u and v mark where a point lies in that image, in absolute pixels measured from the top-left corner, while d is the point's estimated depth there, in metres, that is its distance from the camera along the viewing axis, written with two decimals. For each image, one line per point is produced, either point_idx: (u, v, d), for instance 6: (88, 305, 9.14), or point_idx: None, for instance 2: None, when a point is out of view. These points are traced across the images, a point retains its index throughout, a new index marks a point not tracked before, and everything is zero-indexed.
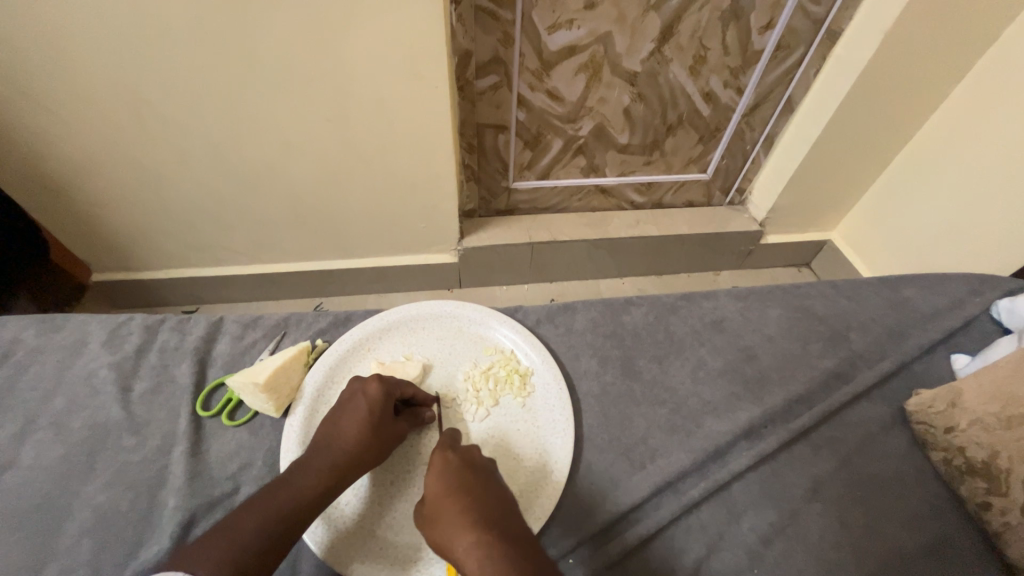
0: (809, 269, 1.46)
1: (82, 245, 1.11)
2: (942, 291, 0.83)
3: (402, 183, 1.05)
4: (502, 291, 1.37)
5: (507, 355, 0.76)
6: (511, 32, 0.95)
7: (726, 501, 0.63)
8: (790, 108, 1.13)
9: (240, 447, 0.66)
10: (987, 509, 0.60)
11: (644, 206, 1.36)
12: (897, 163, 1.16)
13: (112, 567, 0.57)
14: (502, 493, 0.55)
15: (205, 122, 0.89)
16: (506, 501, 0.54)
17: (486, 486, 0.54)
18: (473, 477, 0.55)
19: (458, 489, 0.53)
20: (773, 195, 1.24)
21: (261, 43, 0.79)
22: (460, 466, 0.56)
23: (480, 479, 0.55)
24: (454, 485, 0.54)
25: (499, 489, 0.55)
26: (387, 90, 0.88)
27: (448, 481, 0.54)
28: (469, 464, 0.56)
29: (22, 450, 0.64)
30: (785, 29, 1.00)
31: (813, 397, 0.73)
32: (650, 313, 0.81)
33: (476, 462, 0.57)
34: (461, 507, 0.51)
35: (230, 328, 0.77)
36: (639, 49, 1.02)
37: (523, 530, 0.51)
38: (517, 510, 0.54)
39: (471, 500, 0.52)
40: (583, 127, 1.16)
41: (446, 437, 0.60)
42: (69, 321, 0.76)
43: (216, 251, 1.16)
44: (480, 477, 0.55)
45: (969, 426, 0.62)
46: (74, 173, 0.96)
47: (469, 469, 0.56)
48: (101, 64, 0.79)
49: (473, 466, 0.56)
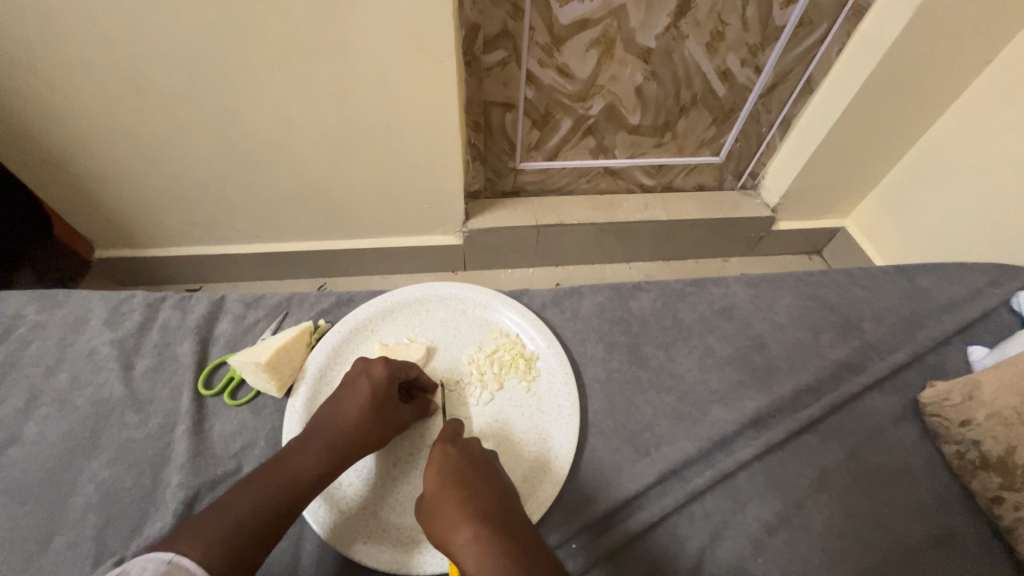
0: (820, 256, 1.43)
1: (84, 220, 1.10)
2: (960, 281, 0.81)
3: (406, 161, 1.02)
4: (507, 274, 1.35)
5: (512, 339, 0.75)
6: (521, 4, 0.91)
7: (732, 489, 0.63)
8: (809, 88, 1.09)
9: (242, 426, 0.66)
10: (999, 504, 0.59)
11: (654, 190, 1.33)
12: (916, 149, 1.12)
13: (116, 542, 0.57)
14: (503, 488, 0.54)
15: (205, 96, 0.87)
16: (506, 496, 0.53)
17: (489, 479, 0.54)
18: (474, 470, 0.54)
19: (458, 483, 0.52)
20: (787, 180, 1.21)
21: (262, 14, 0.76)
22: (461, 459, 0.55)
23: (482, 472, 0.54)
24: (456, 478, 0.53)
25: (499, 484, 0.54)
26: (392, 65, 0.85)
27: (448, 474, 0.53)
28: (470, 458, 0.55)
29: (26, 425, 0.64)
30: (808, 4, 0.95)
31: (822, 388, 0.72)
32: (658, 299, 0.79)
33: (478, 455, 0.56)
34: (462, 499, 0.51)
35: (232, 307, 0.76)
36: (653, 24, 0.98)
37: (524, 523, 0.51)
38: (517, 506, 0.53)
39: (470, 493, 0.51)
40: (594, 106, 1.12)
41: (451, 428, 0.59)
42: (70, 297, 0.75)
43: (218, 229, 1.15)
44: (480, 470, 0.54)
45: (986, 420, 0.61)
46: (73, 147, 0.94)
47: (470, 462, 0.55)
48: (95, 36, 0.76)
49: (474, 461, 0.55)
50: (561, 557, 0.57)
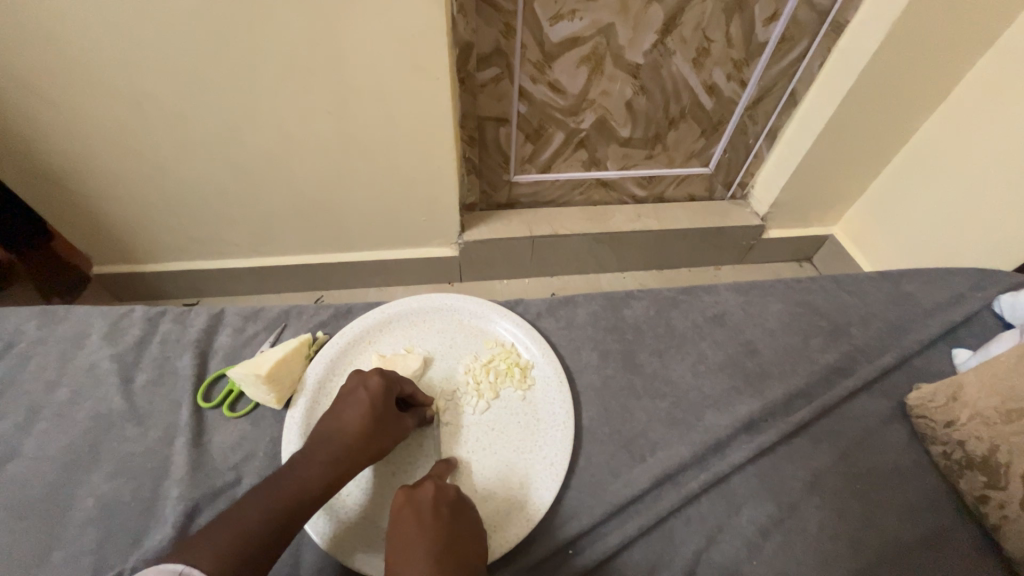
0: (811, 263, 1.45)
1: (82, 237, 1.11)
2: (943, 286, 0.83)
3: (403, 175, 1.04)
4: (503, 284, 1.37)
5: (508, 349, 0.76)
6: (513, 23, 0.94)
7: (726, 493, 0.64)
8: (793, 100, 1.12)
9: (241, 438, 0.67)
10: (985, 503, 0.60)
11: (646, 200, 1.36)
12: (900, 157, 1.15)
13: (116, 556, 0.57)
14: (466, 542, 0.53)
15: (205, 114, 0.89)
16: (467, 549, 0.53)
17: (444, 529, 0.53)
18: (420, 524, 0.53)
19: (405, 546, 0.51)
20: (776, 189, 1.23)
21: (260, 35, 0.78)
22: (418, 511, 0.54)
23: (433, 524, 0.53)
24: (409, 536, 0.52)
25: (464, 537, 0.53)
26: (387, 81, 0.87)
27: (395, 537, 0.53)
28: (417, 510, 0.54)
29: (25, 440, 0.65)
30: (790, 21, 0.99)
31: (813, 392, 0.73)
32: (651, 306, 0.81)
33: (429, 504, 0.55)
34: (409, 564, 0.50)
35: (231, 320, 0.77)
36: (641, 42, 1.01)
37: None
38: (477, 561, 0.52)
39: (413, 557, 0.50)
40: (585, 120, 1.15)
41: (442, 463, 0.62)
42: (70, 313, 0.76)
43: (217, 243, 1.16)
44: (439, 521, 0.53)
45: (969, 421, 0.62)
46: (73, 165, 0.95)
47: (416, 516, 0.53)
48: (94, 55, 0.78)
49: (422, 511, 0.54)
50: None
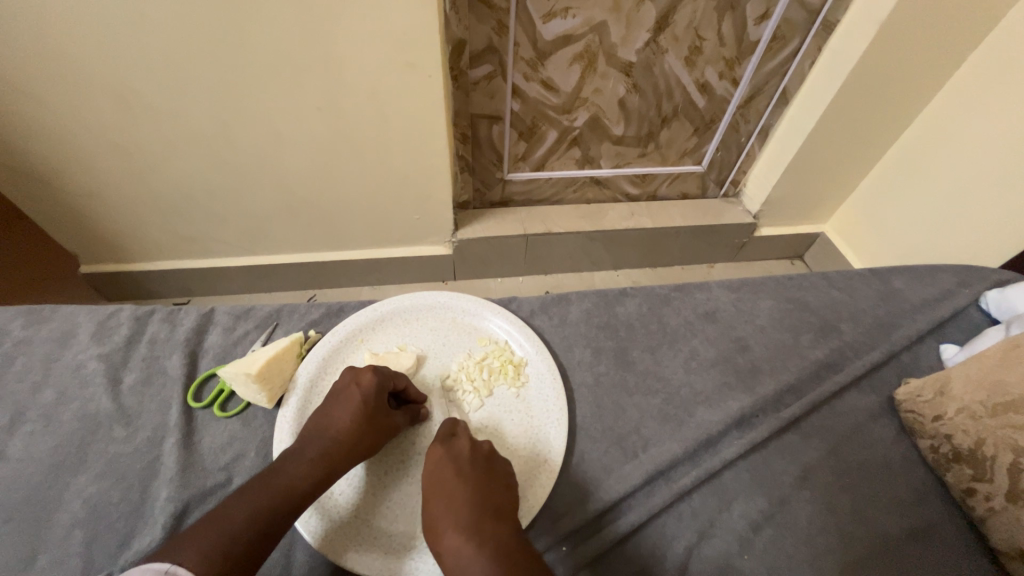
0: (802, 261, 1.47)
1: (70, 236, 1.09)
2: (931, 282, 0.84)
3: (395, 173, 1.04)
4: (497, 283, 1.37)
5: (501, 346, 0.76)
6: (506, 21, 0.94)
7: (718, 487, 0.64)
8: (784, 99, 1.13)
9: (232, 438, 0.66)
10: (972, 495, 0.61)
11: (639, 198, 1.36)
12: (890, 155, 1.16)
13: (104, 558, 0.57)
14: (498, 484, 0.56)
15: (195, 112, 0.88)
16: (497, 493, 0.55)
17: (480, 478, 0.56)
18: (458, 473, 0.56)
19: (443, 489, 0.55)
20: (768, 187, 1.24)
21: (250, 33, 0.78)
22: (450, 463, 0.57)
23: (471, 472, 0.56)
24: (444, 484, 0.55)
25: (495, 483, 0.56)
26: (379, 79, 0.87)
27: (433, 481, 0.56)
28: (456, 460, 0.57)
29: (11, 442, 0.64)
30: (781, 20, 0.99)
31: (803, 387, 0.74)
32: (644, 304, 0.81)
33: (467, 456, 0.58)
34: (443, 510, 0.53)
35: (221, 319, 0.77)
36: (634, 39, 1.02)
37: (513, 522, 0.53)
38: (508, 503, 0.55)
39: (451, 500, 0.54)
40: (578, 118, 1.15)
41: (446, 427, 0.61)
42: (57, 312, 0.75)
43: (208, 242, 1.15)
44: (474, 469, 0.57)
45: (956, 414, 0.63)
46: (60, 163, 0.94)
47: (454, 466, 0.57)
48: (83, 53, 0.78)
49: (461, 462, 0.57)
50: (549, 563, 0.58)
